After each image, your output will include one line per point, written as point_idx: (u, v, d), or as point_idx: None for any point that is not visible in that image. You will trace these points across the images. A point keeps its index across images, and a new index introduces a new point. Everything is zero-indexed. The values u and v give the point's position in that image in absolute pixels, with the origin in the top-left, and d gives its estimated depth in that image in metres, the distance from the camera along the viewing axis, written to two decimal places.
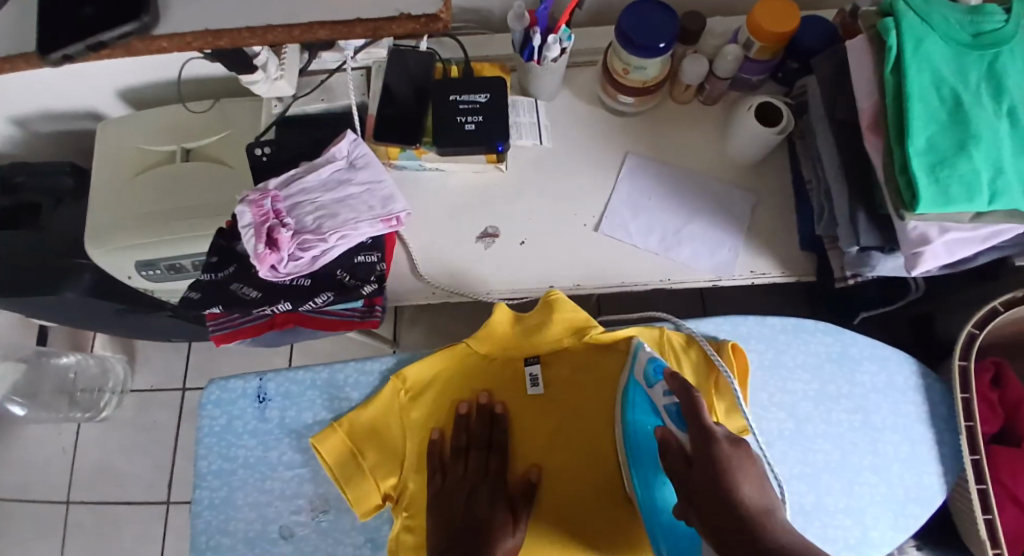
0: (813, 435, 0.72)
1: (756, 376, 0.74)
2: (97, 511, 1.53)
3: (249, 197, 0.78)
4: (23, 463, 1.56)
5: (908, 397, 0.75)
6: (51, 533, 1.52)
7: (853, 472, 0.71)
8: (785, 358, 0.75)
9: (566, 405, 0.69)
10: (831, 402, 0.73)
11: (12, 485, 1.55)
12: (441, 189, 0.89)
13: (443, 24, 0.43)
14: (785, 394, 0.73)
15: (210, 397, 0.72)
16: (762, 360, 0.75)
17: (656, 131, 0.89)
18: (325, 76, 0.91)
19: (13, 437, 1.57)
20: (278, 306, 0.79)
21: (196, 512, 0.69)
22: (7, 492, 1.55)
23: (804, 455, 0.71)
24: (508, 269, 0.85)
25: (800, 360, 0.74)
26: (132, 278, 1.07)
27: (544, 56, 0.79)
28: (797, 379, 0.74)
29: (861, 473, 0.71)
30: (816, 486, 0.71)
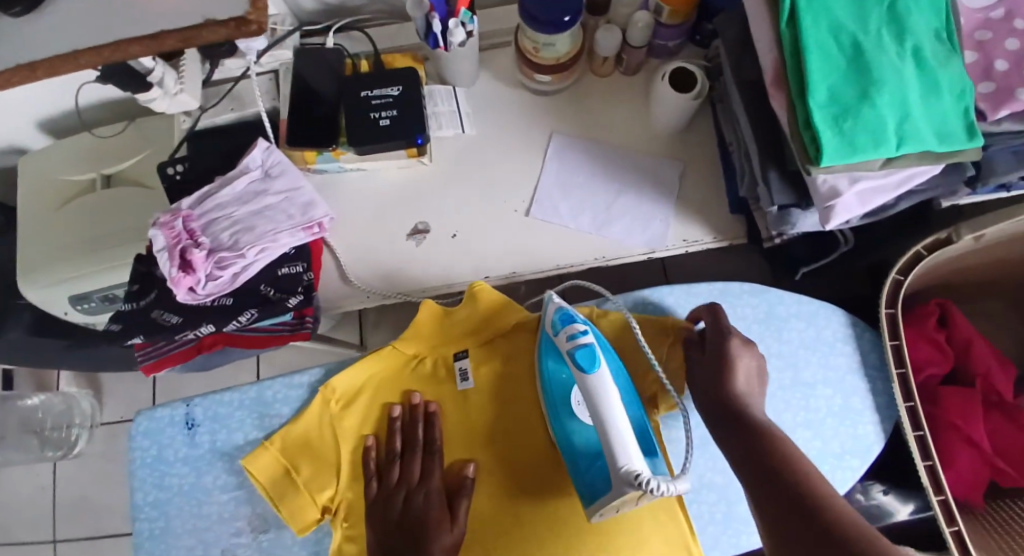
0: None
1: None
2: (81, 546, 1.51)
3: (160, 220, 0.75)
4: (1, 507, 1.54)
5: (837, 349, 0.74)
6: None
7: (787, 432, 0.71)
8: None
9: (500, 397, 0.67)
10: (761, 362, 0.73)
11: None
12: (366, 189, 0.87)
13: (258, 25, 0.44)
14: None
15: (138, 428, 0.70)
16: None
17: (579, 107, 0.87)
18: (230, 85, 0.88)
19: None
20: (202, 328, 0.77)
21: (138, 544, 0.68)
22: None
23: None
24: (439, 264, 0.83)
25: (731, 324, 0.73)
26: (68, 313, 1.05)
27: (449, 42, 0.77)
28: None
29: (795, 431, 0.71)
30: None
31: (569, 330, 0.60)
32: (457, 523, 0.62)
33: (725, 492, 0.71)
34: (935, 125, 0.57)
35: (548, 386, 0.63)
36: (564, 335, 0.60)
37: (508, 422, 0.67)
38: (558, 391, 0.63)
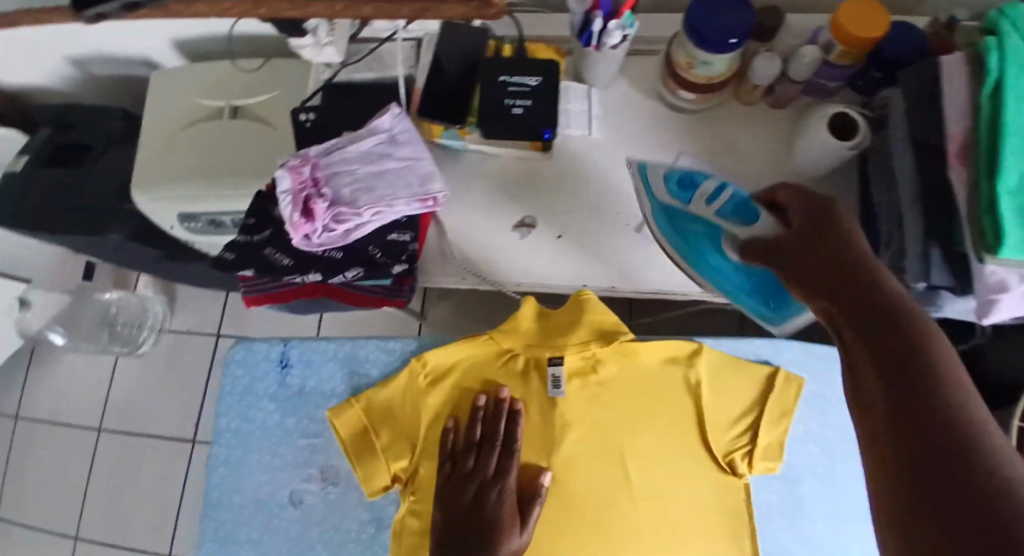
0: None
1: None
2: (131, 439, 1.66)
3: (289, 162, 0.79)
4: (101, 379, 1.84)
5: None
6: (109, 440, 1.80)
7: None
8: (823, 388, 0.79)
9: (597, 418, 0.65)
10: None
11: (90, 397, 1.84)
12: (485, 173, 0.87)
13: None
14: None
15: (233, 357, 0.72)
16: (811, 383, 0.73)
17: (717, 130, 0.84)
18: (376, 44, 0.90)
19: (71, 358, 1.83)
20: (309, 277, 0.77)
21: (212, 467, 0.71)
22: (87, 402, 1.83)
23: None
24: (539, 264, 0.83)
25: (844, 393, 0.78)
26: (173, 229, 1.09)
27: (603, 43, 0.74)
28: None
29: None
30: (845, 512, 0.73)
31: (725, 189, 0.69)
32: (526, 528, 0.63)
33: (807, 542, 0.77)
34: None
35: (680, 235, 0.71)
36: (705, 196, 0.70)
37: (619, 432, 0.65)
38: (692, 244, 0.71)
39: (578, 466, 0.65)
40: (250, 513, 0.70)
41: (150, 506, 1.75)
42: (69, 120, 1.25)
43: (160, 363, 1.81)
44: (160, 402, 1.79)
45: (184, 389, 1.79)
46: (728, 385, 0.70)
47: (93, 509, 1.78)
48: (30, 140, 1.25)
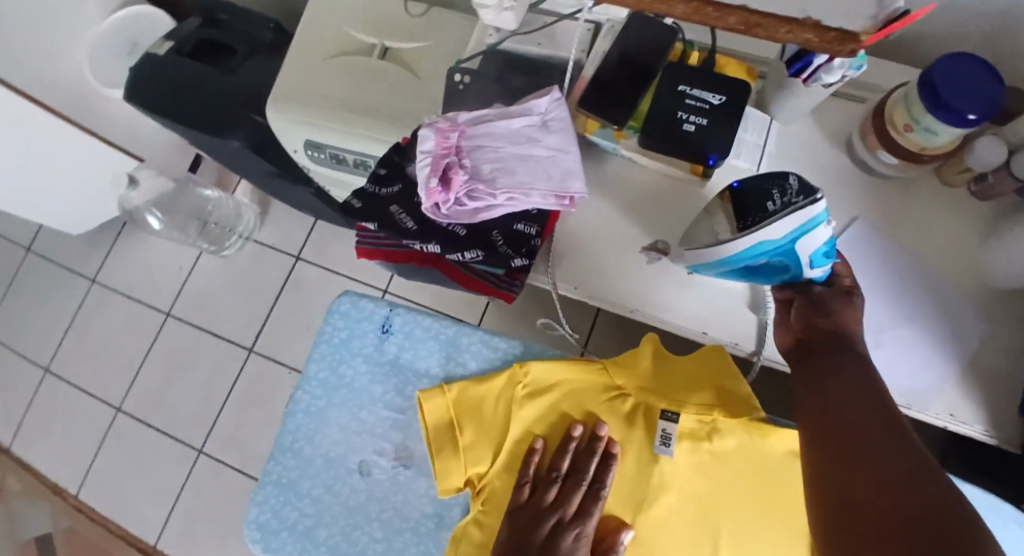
0: None
1: None
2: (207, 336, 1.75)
3: (438, 124, 0.74)
4: (178, 268, 1.90)
5: None
6: (175, 327, 1.87)
7: None
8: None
9: (698, 490, 0.65)
10: None
11: (167, 283, 1.91)
12: (629, 183, 0.81)
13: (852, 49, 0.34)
14: None
15: (339, 308, 0.79)
16: None
17: (898, 206, 0.75)
18: (553, 19, 0.85)
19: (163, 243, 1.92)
20: (428, 246, 0.75)
21: (293, 412, 0.79)
22: (161, 286, 1.91)
23: None
24: (661, 294, 0.77)
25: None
26: (296, 152, 1.08)
27: (817, 77, 0.66)
28: None
29: None
30: None
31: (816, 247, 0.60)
32: None
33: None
34: None
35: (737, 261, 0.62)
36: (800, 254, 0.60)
37: (722, 507, 0.65)
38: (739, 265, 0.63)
39: (663, 531, 0.65)
40: (316, 464, 0.78)
41: (195, 399, 1.82)
42: (219, 17, 1.26)
43: (237, 267, 1.86)
44: (229, 305, 1.85)
45: (253, 299, 1.84)
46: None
47: (146, 386, 1.87)
48: (180, 28, 1.27)
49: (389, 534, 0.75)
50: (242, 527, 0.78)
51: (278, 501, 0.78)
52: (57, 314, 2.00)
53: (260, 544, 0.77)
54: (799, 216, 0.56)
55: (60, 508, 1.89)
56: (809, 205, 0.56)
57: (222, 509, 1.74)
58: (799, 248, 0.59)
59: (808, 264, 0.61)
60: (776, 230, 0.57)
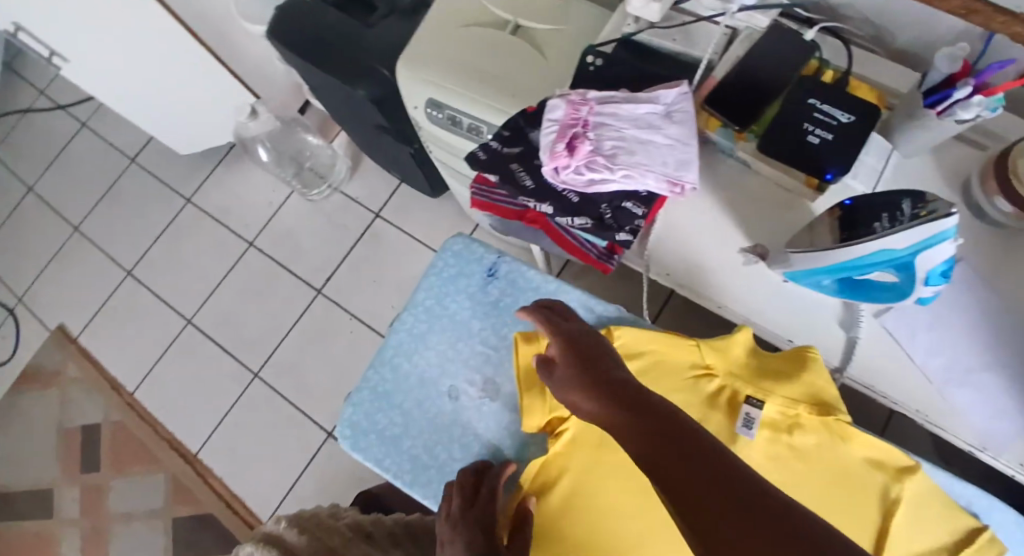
0: None
1: None
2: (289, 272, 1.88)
3: (570, 98, 0.80)
4: (267, 203, 2.03)
5: None
6: (254, 257, 1.99)
7: None
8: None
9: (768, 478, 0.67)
10: None
11: (255, 215, 2.03)
12: (738, 185, 0.83)
13: None
14: None
15: (454, 248, 0.89)
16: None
17: (1005, 254, 0.75)
18: (691, 19, 0.88)
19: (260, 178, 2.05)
20: (542, 206, 0.80)
21: (397, 331, 0.88)
22: (249, 217, 2.03)
23: None
24: (751, 295, 0.79)
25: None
26: (416, 109, 1.13)
27: (952, 111, 0.67)
28: None
29: None
30: None
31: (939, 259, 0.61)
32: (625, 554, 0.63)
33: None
34: None
35: (851, 264, 0.64)
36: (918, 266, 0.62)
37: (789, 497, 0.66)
38: (852, 270, 0.65)
39: None
40: (410, 382, 0.86)
41: (260, 326, 1.93)
42: None
43: (322, 213, 1.97)
44: (308, 245, 1.95)
45: (331, 244, 1.93)
46: (927, 518, 0.64)
47: (217, 305, 1.99)
48: None
49: (468, 456, 0.82)
50: (335, 424, 0.86)
51: (369, 407, 0.86)
52: (150, 224, 2.14)
53: (349, 441, 0.85)
54: (931, 225, 0.57)
55: (111, 402, 1.99)
56: (939, 218, 0.57)
57: (262, 433, 1.83)
58: (918, 262, 0.61)
59: (921, 280, 0.63)
60: (897, 242, 0.60)
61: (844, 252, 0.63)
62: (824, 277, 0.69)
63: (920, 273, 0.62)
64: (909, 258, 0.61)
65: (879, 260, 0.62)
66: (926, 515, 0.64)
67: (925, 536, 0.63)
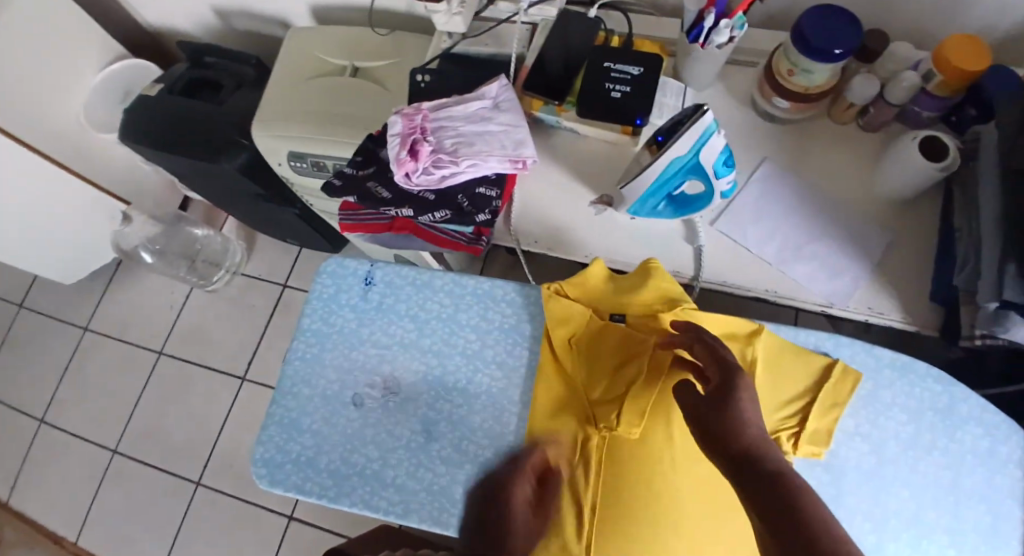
0: (893, 478, 0.71)
1: (856, 405, 0.73)
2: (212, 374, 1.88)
3: (404, 111, 0.87)
4: (169, 306, 1.98)
5: (1007, 470, 0.72)
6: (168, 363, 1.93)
7: (925, 526, 0.71)
8: (886, 394, 0.74)
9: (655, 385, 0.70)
10: (923, 451, 0.72)
11: (159, 320, 1.97)
12: (573, 149, 0.94)
13: None
14: (875, 428, 0.73)
15: (327, 268, 0.82)
16: (861, 390, 0.74)
17: (801, 146, 0.88)
18: (495, 24, 0.99)
19: (156, 283, 2.00)
20: (403, 211, 0.86)
21: (289, 358, 0.80)
22: (152, 324, 1.98)
23: (879, 495, 0.71)
24: (608, 238, 0.89)
25: (904, 401, 0.73)
26: (281, 165, 1.17)
27: (710, 40, 0.79)
28: (893, 418, 0.73)
29: (934, 531, 0.71)
30: (884, 530, 0.71)
31: (720, 148, 0.72)
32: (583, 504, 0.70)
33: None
34: None
35: (660, 179, 0.75)
36: (707, 161, 0.73)
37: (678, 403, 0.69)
38: (663, 184, 0.76)
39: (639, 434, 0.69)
40: (315, 404, 0.79)
41: (191, 429, 1.85)
42: (205, 59, 1.39)
43: (228, 300, 1.94)
44: (222, 335, 1.91)
45: (244, 327, 1.91)
46: (785, 369, 0.72)
47: (140, 423, 1.89)
48: (169, 72, 1.40)
49: (387, 453, 0.76)
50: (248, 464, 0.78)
51: (279, 438, 0.78)
52: (49, 363, 2.03)
53: (266, 478, 0.77)
54: (693, 127, 0.68)
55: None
56: (699, 118, 0.68)
57: (220, 538, 1.74)
58: (701, 160, 0.72)
59: (714, 175, 0.75)
60: (679, 149, 0.70)
61: (652, 171, 0.74)
62: (651, 200, 0.80)
63: (710, 167, 0.73)
64: (697, 157, 0.72)
65: (675, 168, 0.73)
66: (784, 367, 0.72)
67: (791, 387, 0.71)
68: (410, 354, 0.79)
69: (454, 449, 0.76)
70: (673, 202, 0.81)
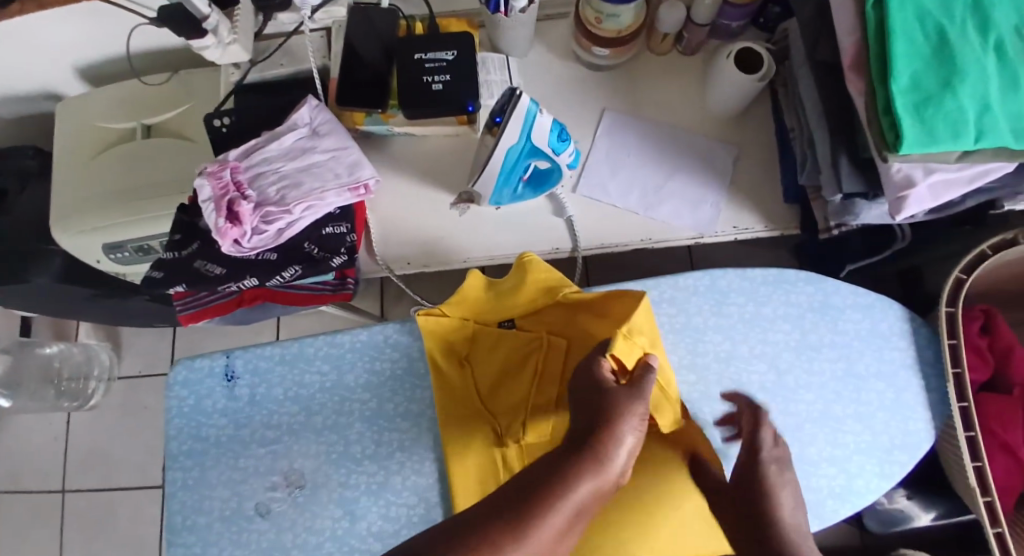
0: (795, 386, 0.70)
1: (737, 328, 0.71)
2: (125, 495, 1.60)
3: (206, 169, 0.73)
4: (27, 452, 1.64)
5: (893, 343, 0.72)
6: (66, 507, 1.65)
7: (836, 422, 0.70)
8: (766, 311, 0.72)
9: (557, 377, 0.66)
10: (813, 351, 0.71)
11: (22, 467, 1.64)
12: (413, 154, 0.86)
13: None
14: (765, 345, 0.71)
15: (176, 377, 0.70)
16: (742, 313, 0.72)
17: (633, 85, 0.85)
18: (283, 39, 0.88)
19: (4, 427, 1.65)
20: (245, 282, 0.76)
21: (171, 492, 0.68)
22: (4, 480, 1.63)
23: (787, 405, 0.70)
24: (477, 239, 0.83)
25: (782, 311, 0.72)
26: (100, 262, 1.02)
27: (511, 6, 0.74)
28: (778, 329, 0.72)
29: (844, 422, 0.70)
30: (800, 438, 0.69)
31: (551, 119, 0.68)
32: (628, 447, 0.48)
33: None
34: (1015, 122, 0.58)
35: (502, 170, 0.70)
36: (541, 141, 0.68)
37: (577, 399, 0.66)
38: (508, 173, 0.71)
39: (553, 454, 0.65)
40: (217, 531, 0.67)
41: None
42: None
43: (111, 412, 1.64)
44: (120, 450, 1.62)
45: (145, 433, 1.63)
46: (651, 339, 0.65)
47: None
48: None
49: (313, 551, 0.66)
50: None
51: None
52: None
53: None
54: (515, 110, 0.65)
55: None
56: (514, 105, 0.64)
57: None
58: (535, 142, 0.68)
59: (553, 153, 0.70)
60: (509, 138, 0.66)
61: (493, 165, 0.69)
62: (506, 187, 0.75)
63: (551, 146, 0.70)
64: (532, 140, 0.67)
65: (513, 155, 0.68)
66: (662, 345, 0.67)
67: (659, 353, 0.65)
68: (305, 437, 0.68)
69: (383, 521, 0.66)
70: (524, 184, 0.76)
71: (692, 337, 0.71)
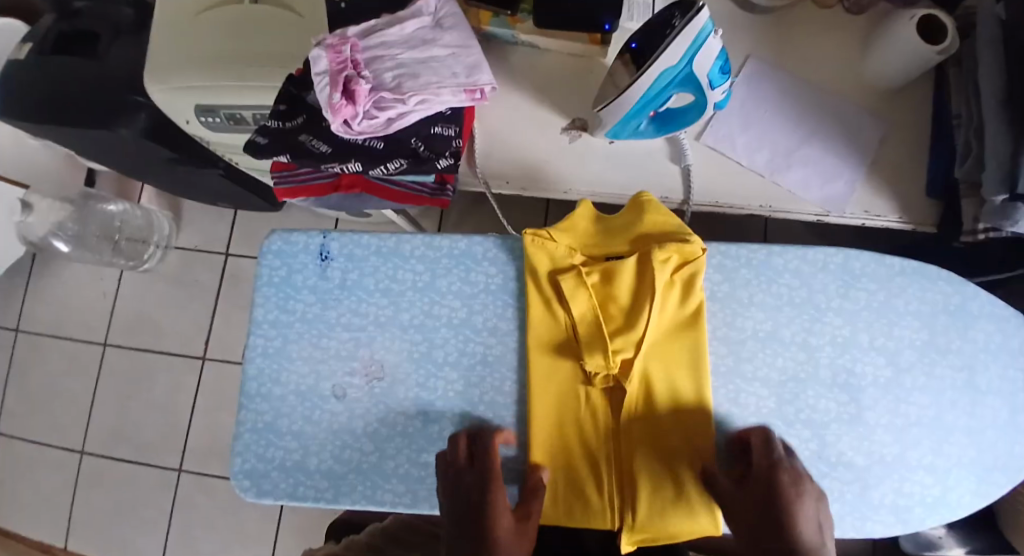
0: (911, 388, 0.67)
1: (860, 315, 0.68)
2: (165, 363, 1.62)
3: (327, 41, 0.70)
4: (80, 302, 1.68)
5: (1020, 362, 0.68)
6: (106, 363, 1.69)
7: (945, 432, 0.67)
8: (898, 302, 0.69)
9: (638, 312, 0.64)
10: (937, 354, 0.68)
11: (73, 314, 1.68)
12: (532, 68, 0.82)
13: None
14: (889, 339, 0.68)
15: (271, 246, 0.71)
16: (871, 301, 0.69)
17: (787, 36, 0.78)
18: None
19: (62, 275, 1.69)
20: (349, 165, 0.74)
21: (249, 357, 0.69)
22: (55, 324, 1.68)
23: (896, 406, 0.67)
24: (585, 170, 0.79)
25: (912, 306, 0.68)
26: (190, 123, 1.00)
27: None
28: (906, 325, 0.68)
29: (953, 434, 0.67)
30: (902, 440, 0.66)
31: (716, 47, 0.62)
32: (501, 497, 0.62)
33: (862, 474, 0.66)
34: None
35: (644, 97, 0.65)
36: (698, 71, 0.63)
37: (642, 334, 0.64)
38: (648, 103, 0.66)
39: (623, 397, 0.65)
40: (290, 403, 0.68)
41: (157, 425, 1.60)
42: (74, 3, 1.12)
43: (162, 281, 1.66)
44: (166, 317, 1.64)
45: (192, 306, 1.64)
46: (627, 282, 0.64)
47: (102, 430, 1.62)
48: (36, 27, 1.15)
49: (381, 442, 0.66)
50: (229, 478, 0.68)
51: (258, 445, 0.68)
52: None
53: (252, 490, 0.67)
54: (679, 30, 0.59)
55: None
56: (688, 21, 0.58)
57: (217, 521, 1.53)
58: (689, 71, 0.63)
59: (708, 85, 0.65)
60: (670, 57, 0.60)
61: (636, 89, 0.64)
62: (635, 121, 0.69)
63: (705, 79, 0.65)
64: (689, 63, 0.62)
65: (664, 81, 0.63)
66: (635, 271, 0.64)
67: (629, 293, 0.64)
68: (390, 332, 0.69)
69: (454, 428, 0.66)
70: (653, 119, 0.71)
71: (809, 316, 0.68)
